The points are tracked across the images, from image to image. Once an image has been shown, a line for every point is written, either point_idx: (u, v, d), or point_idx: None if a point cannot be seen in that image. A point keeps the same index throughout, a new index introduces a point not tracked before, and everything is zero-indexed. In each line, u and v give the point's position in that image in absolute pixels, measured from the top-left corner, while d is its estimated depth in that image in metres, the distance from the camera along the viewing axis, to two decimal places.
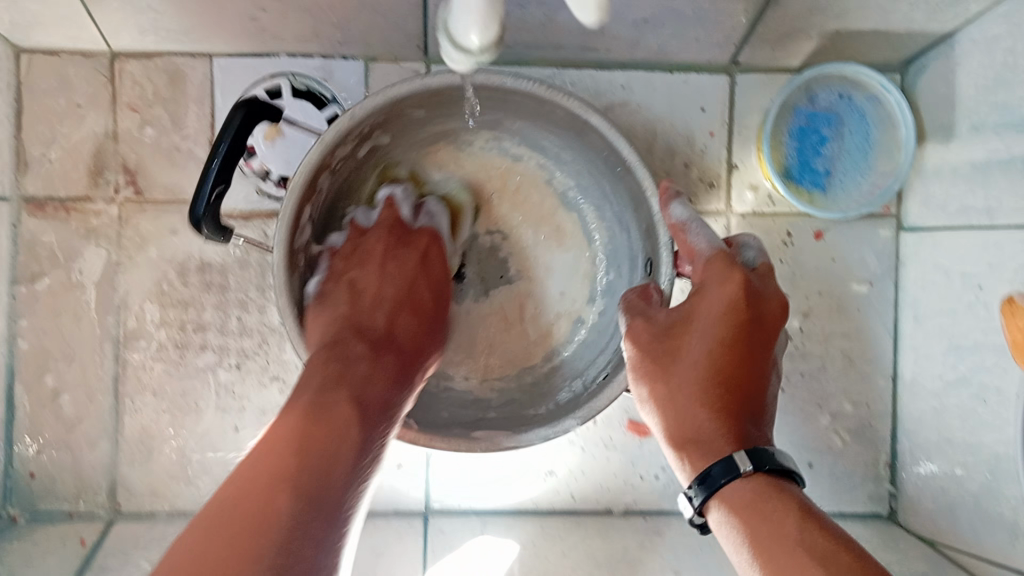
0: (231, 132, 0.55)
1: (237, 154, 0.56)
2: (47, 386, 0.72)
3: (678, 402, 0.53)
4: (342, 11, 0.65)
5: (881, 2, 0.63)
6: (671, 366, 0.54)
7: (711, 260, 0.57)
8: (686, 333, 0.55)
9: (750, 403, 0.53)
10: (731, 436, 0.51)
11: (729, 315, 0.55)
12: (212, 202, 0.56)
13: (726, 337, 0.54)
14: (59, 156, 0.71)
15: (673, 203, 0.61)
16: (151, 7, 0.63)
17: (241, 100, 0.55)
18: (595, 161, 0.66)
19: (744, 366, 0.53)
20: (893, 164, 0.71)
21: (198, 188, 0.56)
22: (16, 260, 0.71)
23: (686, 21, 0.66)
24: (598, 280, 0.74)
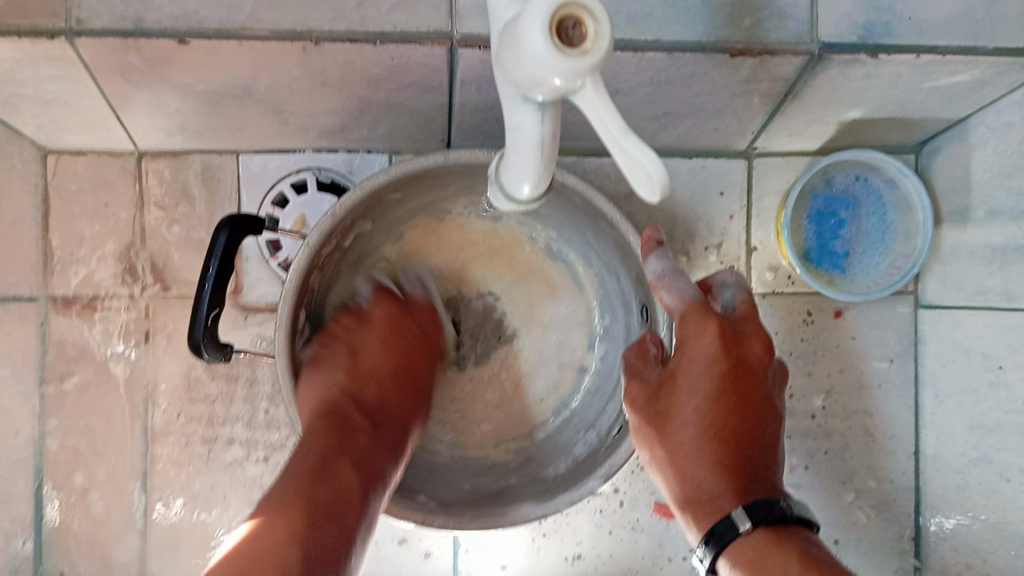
0: (218, 254, 0.55)
1: (226, 273, 0.56)
2: (76, 484, 0.72)
3: (677, 462, 0.51)
4: (369, 113, 0.66)
5: (899, 94, 0.64)
6: (666, 428, 0.52)
7: (685, 312, 0.54)
8: (674, 390, 0.53)
9: (751, 450, 0.51)
10: (732, 492, 0.49)
11: (712, 365, 0.52)
12: (210, 325, 0.56)
13: (711, 387, 0.51)
14: (87, 254, 0.72)
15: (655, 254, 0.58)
16: (180, 113, 0.64)
17: (222, 221, 0.54)
18: (576, 216, 0.65)
19: (734, 414, 0.51)
20: (912, 245, 0.72)
21: (194, 313, 0.56)
22: (45, 359, 0.72)
23: (704, 114, 0.67)
24: (597, 327, 0.72)
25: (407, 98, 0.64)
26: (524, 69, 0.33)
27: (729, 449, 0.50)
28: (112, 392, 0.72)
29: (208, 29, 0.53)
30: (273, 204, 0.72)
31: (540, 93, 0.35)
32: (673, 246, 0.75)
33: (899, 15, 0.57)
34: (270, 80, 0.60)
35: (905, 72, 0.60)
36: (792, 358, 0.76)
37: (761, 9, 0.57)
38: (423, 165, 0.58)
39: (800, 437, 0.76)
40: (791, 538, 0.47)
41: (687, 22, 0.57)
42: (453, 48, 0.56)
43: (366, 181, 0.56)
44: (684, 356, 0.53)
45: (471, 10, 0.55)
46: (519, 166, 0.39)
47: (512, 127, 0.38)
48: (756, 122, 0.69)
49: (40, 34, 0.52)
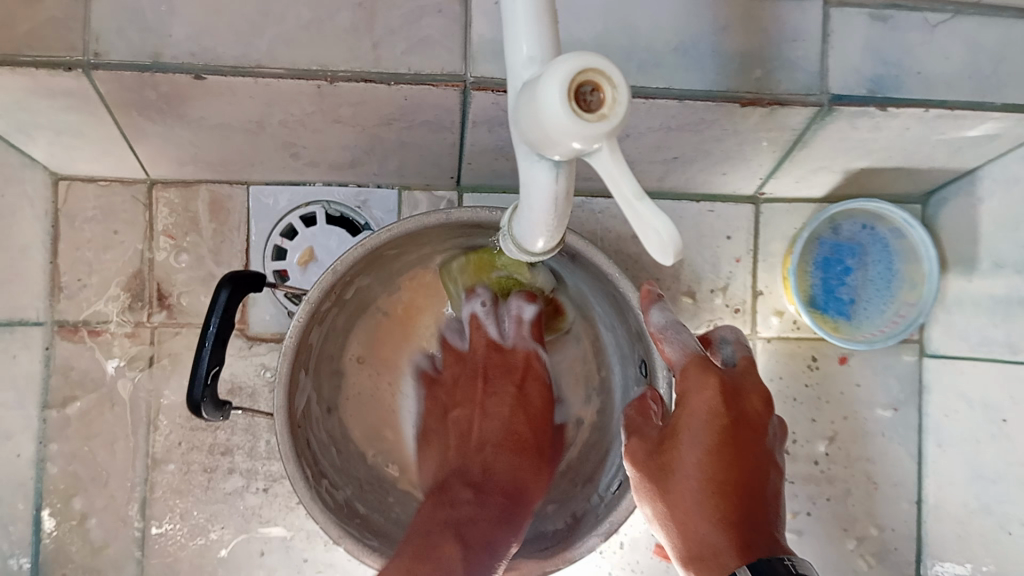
0: (219, 314, 0.55)
1: (227, 332, 0.56)
2: (75, 510, 0.72)
3: (681, 518, 0.51)
4: (380, 149, 0.66)
5: (907, 146, 0.65)
6: (669, 482, 0.52)
7: (686, 367, 0.54)
8: (675, 444, 0.52)
9: (754, 506, 0.50)
10: (735, 549, 0.48)
11: (711, 419, 0.51)
12: (209, 383, 0.56)
13: (711, 440, 0.51)
14: (94, 281, 0.72)
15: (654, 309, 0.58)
16: (192, 143, 0.64)
17: (223, 280, 0.55)
18: (572, 270, 0.67)
19: (738, 467, 0.50)
20: (918, 294, 0.73)
21: (194, 371, 0.56)
22: (48, 383, 0.72)
23: (712, 160, 0.68)
24: (594, 380, 0.73)
25: (418, 137, 0.64)
26: (541, 131, 0.33)
27: (731, 505, 0.50)
28: (115, 419, 0.72)
29: (224, 65, 0.54)
30: (281, 234, 0.73)
31: (554, 153, 0.34)
32: (679, 288, 0.75)
33: (908, 69, 0.58)
34: (282, 115, 0.60)
35: (913, 124, 0.61)
36: (796, 403, 0.76)
37: (772, 60, 0.57)
38: (427, 223, 0.58)
39: (802, 482, 0.76)
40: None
41: (698, 71, 0.57)
42: (465, 90, 0.56)
43: (366, 237, 0.57)
44: (685, 410, 0.52)
45: (484, 54, 0.55)
46: (531, 222, 0.39)
47: (526, 184, 0.37)
48: (764, 168, 0.69)
49: (56, 66, 0.52)
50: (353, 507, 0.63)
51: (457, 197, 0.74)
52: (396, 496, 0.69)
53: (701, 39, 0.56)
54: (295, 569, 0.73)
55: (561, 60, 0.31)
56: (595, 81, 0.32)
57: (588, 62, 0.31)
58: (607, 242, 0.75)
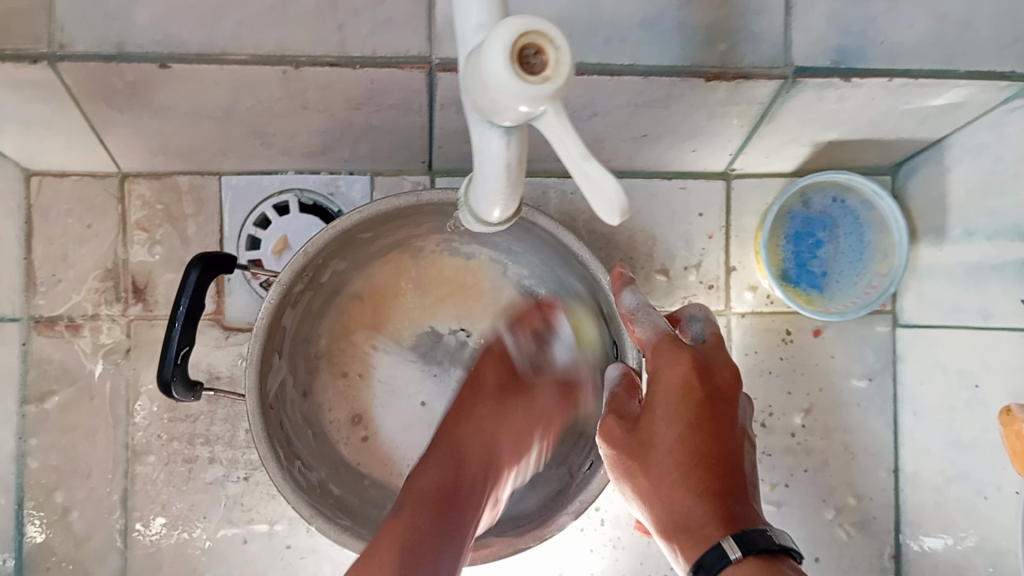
0: (189, 293, 0.56)
1: (198, 311, 0.57)
2: (57, 504, 0.72)
3: (662, 491, 0.51)
4: (350, 134, 0.67)
5: (872, 117, 0.65)
6: (648, 457, 0.52)
7: (659, 344, 0.55)
8: (652, 420, 0.53)
9: (736, 479, 0.50)
10: (718, 519, 0.48)
11: (686, 391, 0.52)
12: (180, 363, 0.57)
13: (688, 413, 0.51)
14: (68, 275, 0.72)
15: (626, 292, 0.59)
16: (162, 133, 0.65)
17: (194, 259, 0.56)
18: (545, 252, 0.67)
19: (717, 439, 0.51)
20: (889, 264, 0.73)
21: (164, 352, 0.56)
22: (26, 378, 0.72)
23: (681, 135, 0.68)
24: None
25: (388, 120, 0.64)
26: (488, 96, 0.33)
27: (711, 474, 0.50)
28: (94, 412, 0.72)
29: (189, 52, 0.54)
30: (254, 224, 0.73)
31: (504, 119, 0.34)
32: (653, 264, 0.76)
33: (872, 39, 0.58)
34: (250, 102, 0.60)
35: (878, 94, 0.61)
36: (771, 376, 0.76)
37: (735, 33, 0.58)
38: (395, 205, 0.58)
39: (780, 454, 0.76)
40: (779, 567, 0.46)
41: (662, 45, 0.57)
42: (432, 72, 0.57)
43: (336, 220, 0.57)
44: (659, 385, 0.53)
45: (449, 34, 0.56)
46: (486, 190, 0.39)
47: (478, 154, 0.38)
48: (733, 143, 0.70)
49: (22, 58, 0.52)
50: (326, 489, 0.64)
51: (429, 181, 0.75)
52: (371, 480, 0.71)
53: (664, 14, 0.57)
54: (278, 556, 0.73)
55: (503, 24, 0.32)
56: (538, 43, 0.32)
57: (531, 25, 0.31)
58: (580, 221, 0.75)
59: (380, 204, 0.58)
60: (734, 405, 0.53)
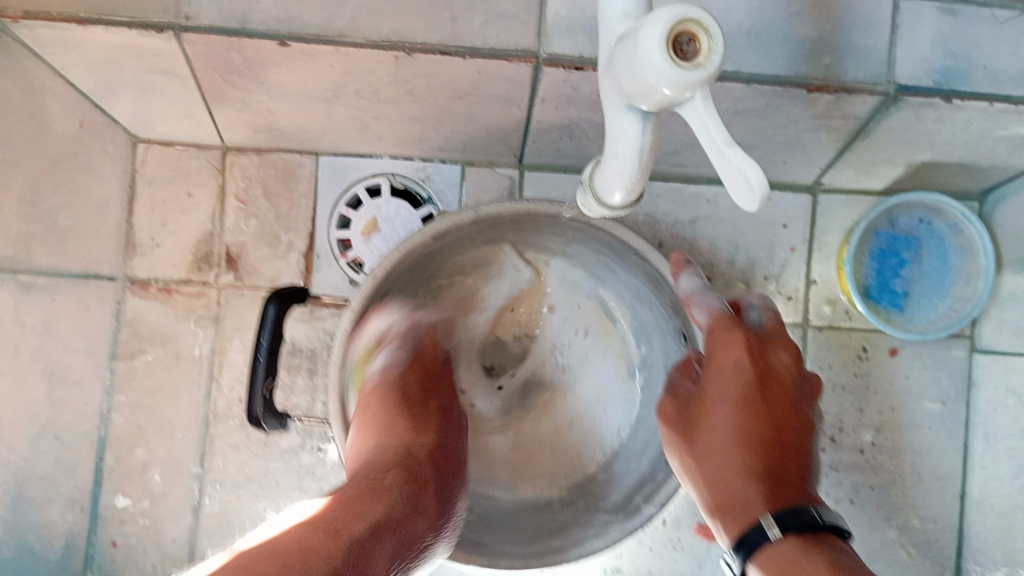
0: (267, 332, 0.62)
1: (277, 346, 0.62)
2: (137, 460, 0.74)
3: (709, 469, 0.53)
4: (450, 123, 0.68)
5: (969, 140, 0.65)
6: (699, 437, 0.54)
7: (713, 324, 0.56)
8: (704, 400, 0.55)
9: (785, 464, 0.52)
10: (763, 499, 0.49)
11: (738, 372, 0.54)
12: (266, 398, 0.62)
13: (738, 393, 0.53)
14: (165, 240, 0.75)
15: (685, 275, 0.60)
16: (268, 109, 0.67)
17: (270, 296, 0.63)
18: (604, 253, 0.68)
19: (764, 420, 0.52)
20: (972, 289, 0.73)
21: (251, 390, 0.62)
22: (118, 336, 0.74)
23: (773, 146, 0.69)
24: (632, 357, 0.73)
25: (487, 111, 0.66)
26: (637, 80, 0.35)
27: (758, 454, 0.51)
28: (179, 373, 0.75)
29: (310, 33, 0.55)
30: (347, 204, 0.75)
31: (646, 102, 0.36)
32: (733, 272, 0.76)
33: (975, 63, 0.58)
34: (359, 85, 0.62)
35: (978, 118, 0.62)
36: (844, 393, 0.76)
37: (841, 47, 0.58)
38: (452, 222, 0.60)
39: (847, 470, 0.76)
40: (821, 544, 0.46)
41: (768, 55, 0.58)
42: (539, 66, 0.58)
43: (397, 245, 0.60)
44: (712, 365, 0.55)
45: (560, 30, 0.57)
46: (614, 173, 0.41)
47: (612, 135, 0.39)
48: (824, 157, 0.70)
49: (148, 27, 0.54)
50: None
51: (518, 175, 0.76)
52: None
53: (772, 24, 0.57)
54: None
55: (660, 12, 0.33)
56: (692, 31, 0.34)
57: (689, 13, 0.33)
58: (664, 224, 0.76)
59: (440, 223, 0.60)
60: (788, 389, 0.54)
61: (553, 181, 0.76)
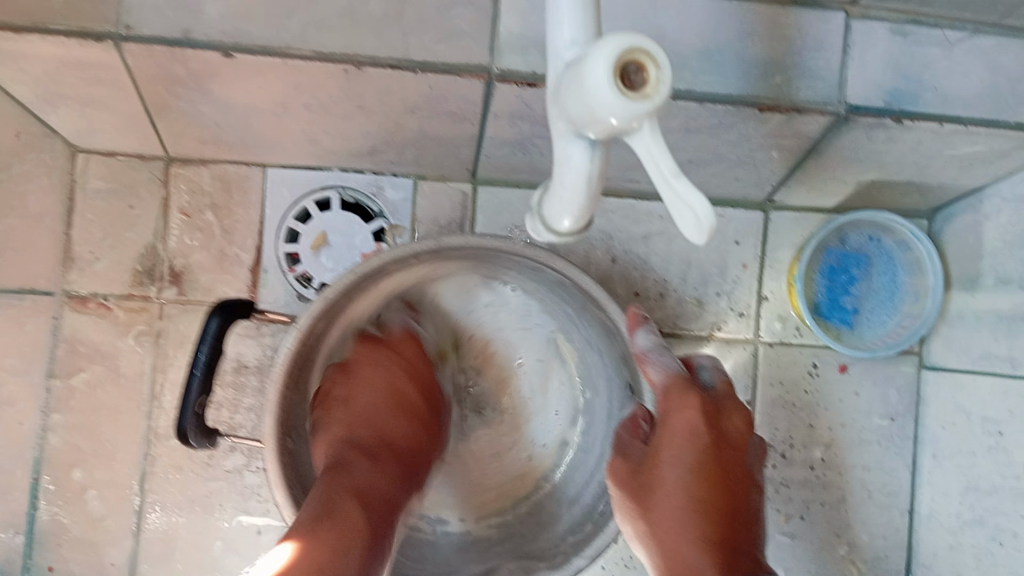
0: (208, 343, 0.57)
1: (215, 361, 0.58)
2: (75, 482, 0.72)
3: (662, 535, 0.54)
4: (401, 138, 0.67)
5: (918, 160, 0.66)
6: (652, 502, 0.55)
7: (668, 387, 0.56)
8: (656, 464, 0.55)
9: (737, 533, 0.54)
10: (718, 569, 0.52)
11: (694, 439, 0.54)
12: (198, 413, 0.58)
13: (694, 459, 0.54)
14: (106, 254, 0.73)
15: (640, 330, 0.57)
16: (213, 121, 0.65)
17: (214, 308, 0.57)
18: (556, 292, 0.67)
19: (717, 486, 0.54)
20: (920, 306, 0.74)
21: (183, 402, 0.58)
22: (55, 354, 0.72)
23: (726, 164, 0.69)
24: (578, 401, 0.72)
25: (438, 126, 0.65)
26: (584, 109, 0.34)
27: (710, 522, 0.53)
28: (120, 391, 0.72)
29: (255, 45, 0.54)
30: (295, 218, 0.73)
31: (593, 131, 0.35)
32: (685, 289, 0.76)
33: (926, 84, 0.59)
34: (306, 98, 0.60)
35: (928, 139, 0.62)
36: (794, 409, 0.77)
37: (793, 68, 0.58)
38: (411, 251, 0.58)
39: (797, 487, 0.76)
40: None
41: (720, 74, 0.58)
42: (491, 82, 0.56)
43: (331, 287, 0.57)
44: (666, 429, 0.55)
45: (513, 46, 0.56)
46: (561, 200, 0.40)
47: (560, 162, 0.39)
48: (777, 175, 0.70)
49: (86, 36, 0.52)
50: None
51: (471, 190, 0.75)
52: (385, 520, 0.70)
53: (726, 43, 0.57)
54: None
55: (607, 41, 0.32)
56: (638, 60, 0.33)
57: (637, 43, 0.32)
58: (617, 240, 0.75)
59: (395, 251, 0.58)
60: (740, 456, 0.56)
61: (505, 196, 0.75)
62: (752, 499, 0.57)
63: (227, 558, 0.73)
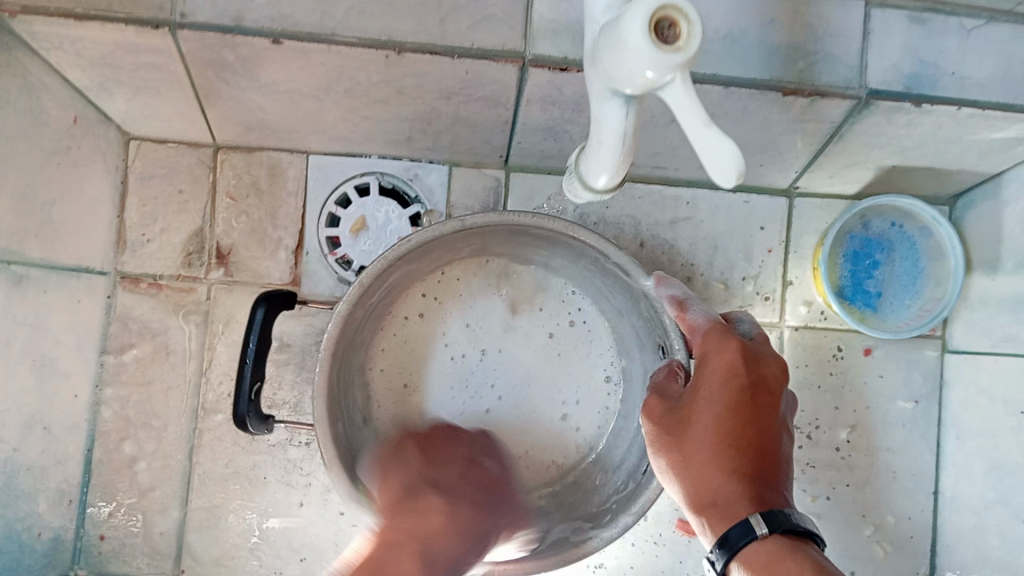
0: (256, 330, 0.61)
1: (263, 347, 0.62)
2: (125, 454, 0.75)
3: (692, 469, 0.56)
4: (438, 124, 0.70)
5: (938, 144, 0.68)
6: (685, 436, 0.56)
7: (708, 330, 0.60)
8: (693, 399, 0.57)
9: (767, 469, 0.55)
10: (747, 500, 0.53)
11: (731, 374, 0.57)
12: (253, 399, 0.62)
13: (728, 396, 0.56)
14: (156, 236, 0.76)
15: (669, 283, 0.65)
16: (260, 108, 0.68)
17: (260, 298, 0.61)
18: (586, 265, 0.70)
19: (749, 424, 0.56)
20: (943, 290, 0.76)
21: (238, 388, 0.61)
22: (108, 331, 0.75)
23: (750, 150, 0.71)
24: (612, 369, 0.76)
25: (473, 112, 0.68)
26: (622, 64, 0.37)
27: (744, 456, 0.55)
28: (168, 367, 0.76)
29: (301, 31, 0.57)
30: (336, 203, 0.77)
31: (630, 87, 0.38)
32: (712, 274, 0.78)
33: (943, 70, 0.61)
34: (348, 84, 0.64)
35: (947, 122, 0.64)
36: (820, 391, 0.78)
37: (814, 52, 0.61)
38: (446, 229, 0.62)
39: (823, 468, 0.78)
40: (802, 544, 0.51)
41: (744, 57, 0.60)
42: (524, 67, 0.59)
43: (388, 249, 0.61)
44: (705, 366, 0.58)
45: (544, 32, 0.59)
46: (599, 156, 0.42)
47: (597, 120, 0.41)
48: (800, 161, 0.73)
49: (144, 24, 0.56)
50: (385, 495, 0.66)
51: (504, 177, 0.78)
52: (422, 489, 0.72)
53: (748, 29, 0.60)
54: (332, 522, 0.76)
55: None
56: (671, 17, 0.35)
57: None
58: (645, 227, 0.78)
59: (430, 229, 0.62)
60: (777, 398, 0.57)
61: (536, 182, 0.78)
62: (785, 441, 0.58)
63: (268, 529, 0.76)
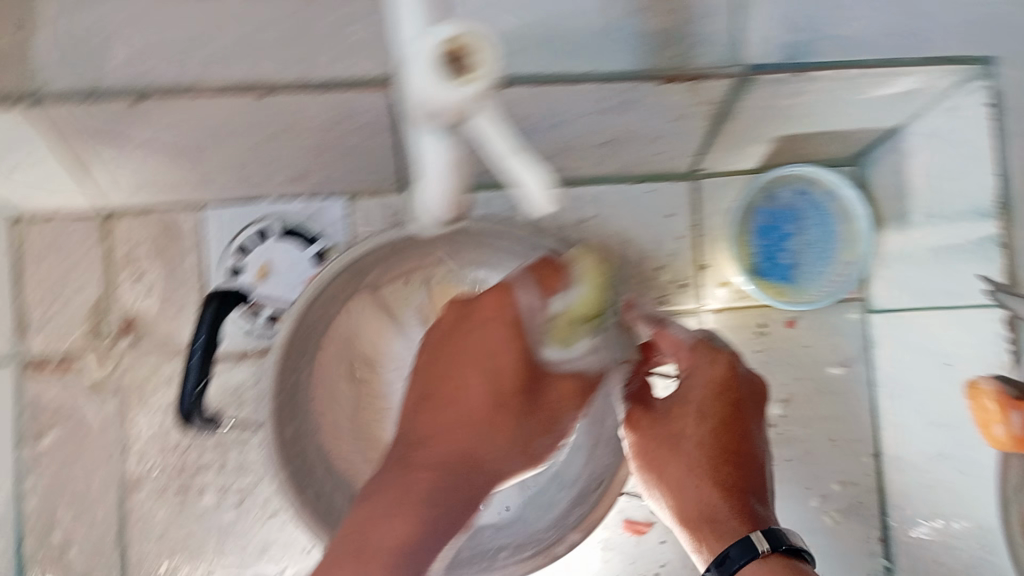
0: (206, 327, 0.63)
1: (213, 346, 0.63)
2: (55, 542, 0.73)
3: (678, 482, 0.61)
4: (326, 160, 0.69)
5: (827, 110, 0.68)
6: (677, 450, 0.61)
7: (694, 350, 0.61)
8: (681, 416, 0.61)
9: (752, 482, 0.60)
10: (741, 516, 0.57)
11: (723, 389, 0.60)
12: (196, 397, 0.64)
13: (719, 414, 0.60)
14: (57, 314, 0.74)
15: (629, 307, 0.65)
16: (140, 170, 0.66)
17: (211, 297, 0.63)
18: None
19: (735, 439, 0.60)
20: (855, 252, 0.76)
21: (182, 387, 0.63)
22: (20, 418, 0.73)
23: (645, 141, 0.71)
24: None
25: (358, 142, 0.66)
26: (418, 102, 0.37)
27: (735, 471, 0.60)
28: (88, 446, 0.74)
29: None
30: (236, 252, 0.75)
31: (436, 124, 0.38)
32: (627, 269, 0.78)
33: None
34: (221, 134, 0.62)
35: (833, 87, 0.63)
36: None
37: None
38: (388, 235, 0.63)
39: None
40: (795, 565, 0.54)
41: None
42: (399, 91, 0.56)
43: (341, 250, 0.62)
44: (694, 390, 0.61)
45: None
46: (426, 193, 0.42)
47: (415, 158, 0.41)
48: (697, 144, 0.72)
49: None
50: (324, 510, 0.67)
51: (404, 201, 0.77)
52: None
53: None
54: None
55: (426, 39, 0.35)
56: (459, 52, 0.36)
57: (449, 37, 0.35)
58: (555, 230, 0.77)
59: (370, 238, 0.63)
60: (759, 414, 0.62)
61: None
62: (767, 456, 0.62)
63: None
